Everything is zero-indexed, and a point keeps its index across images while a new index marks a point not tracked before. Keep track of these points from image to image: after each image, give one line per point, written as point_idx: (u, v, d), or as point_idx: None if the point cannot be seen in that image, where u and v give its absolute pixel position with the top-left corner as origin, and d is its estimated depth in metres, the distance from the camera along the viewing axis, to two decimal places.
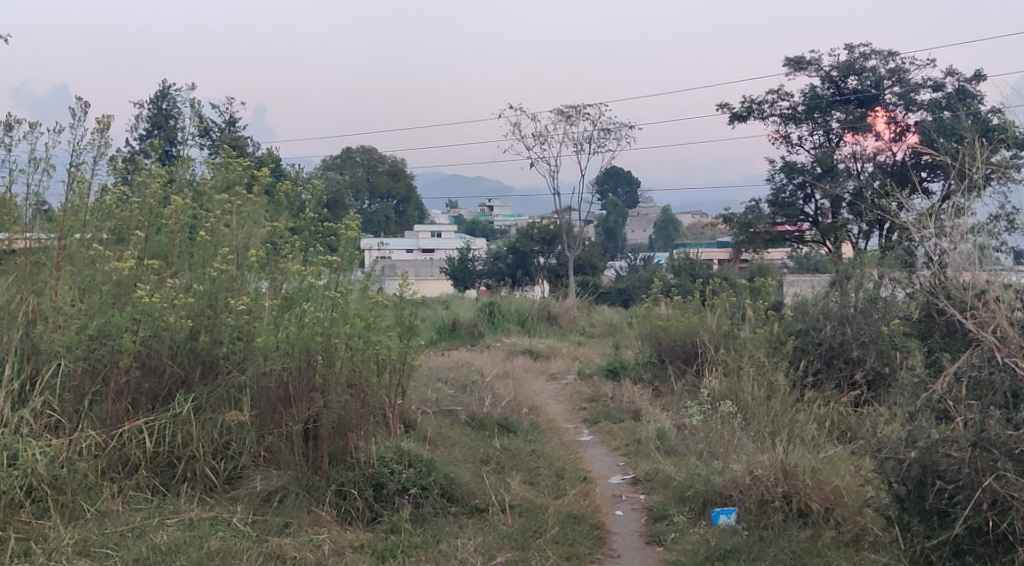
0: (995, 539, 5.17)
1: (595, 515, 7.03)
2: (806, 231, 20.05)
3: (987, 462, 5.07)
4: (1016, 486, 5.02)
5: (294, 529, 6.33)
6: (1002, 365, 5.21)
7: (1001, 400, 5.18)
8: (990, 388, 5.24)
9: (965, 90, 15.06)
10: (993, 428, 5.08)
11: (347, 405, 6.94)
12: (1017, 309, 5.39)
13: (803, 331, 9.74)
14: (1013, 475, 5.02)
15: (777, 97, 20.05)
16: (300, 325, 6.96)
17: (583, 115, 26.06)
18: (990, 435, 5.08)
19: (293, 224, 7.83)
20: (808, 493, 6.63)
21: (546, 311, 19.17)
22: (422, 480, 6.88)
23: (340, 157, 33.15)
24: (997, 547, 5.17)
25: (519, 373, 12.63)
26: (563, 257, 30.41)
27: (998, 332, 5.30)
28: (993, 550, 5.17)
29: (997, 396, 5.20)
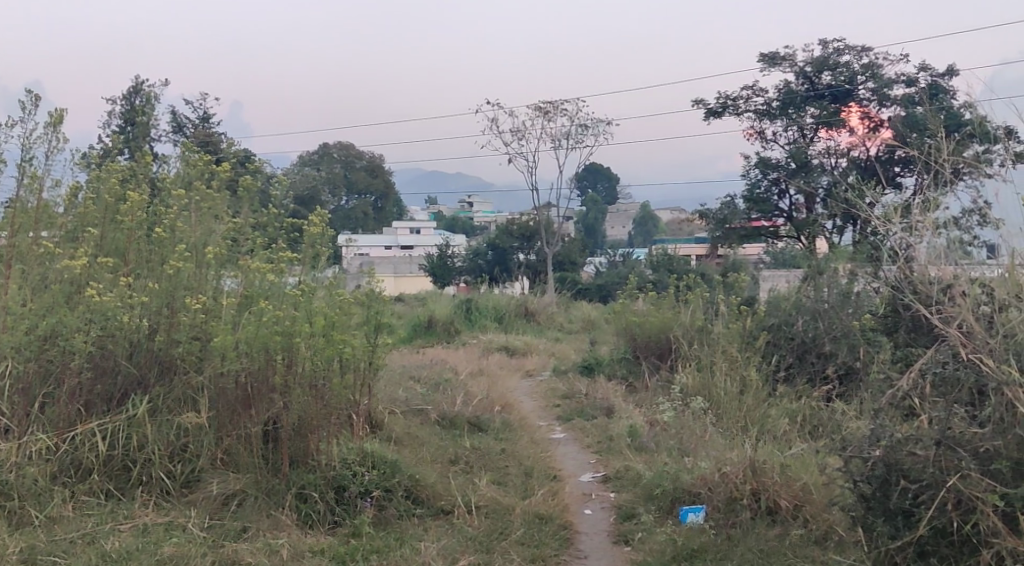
0: (960, 541, 5.03)
1: (562, 515, 6.92)
2: (781, 227, 20.00)
3: (952, 461, 4.95)
4: (982, 486, 4.88)
5: (252, 534, 6.19)
6: (967, 361, 5.08)
7: (966, 397, 5.08)
8: (956, 386, 5.13)
9: (936, 84, 14.94)
10: (958, 426, 4.99)
11: (308, 407, 6.81)
12: (983, 303, 5.22)
13: (776, 326, 9.67)
14: (978, 474, 4.89)
15: (752, 94, 19.97)
16: (257, 324, 6.75)
17: (560, 111, 25.90)
18: (956, 433, 4.99)
19: (256, 220, 7.70)
20: (777, 490, 6.53)
21: (523, 308, 19.07)
22: (386, 482, 6.77)
23: (316, 154, 32.73)
24: (962, 548, 5.03)
25: (492, 371, 12.47)
26: (542, 254, 30.08)
27: (964, 327, 5.12)
28: (957, 550, 5.04)
29: (963, 394, 5.09)
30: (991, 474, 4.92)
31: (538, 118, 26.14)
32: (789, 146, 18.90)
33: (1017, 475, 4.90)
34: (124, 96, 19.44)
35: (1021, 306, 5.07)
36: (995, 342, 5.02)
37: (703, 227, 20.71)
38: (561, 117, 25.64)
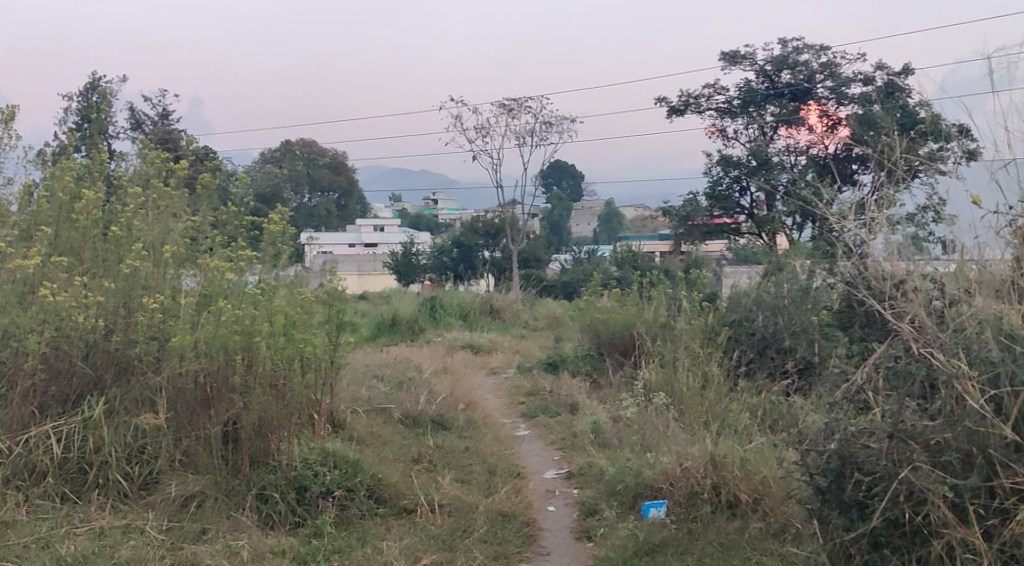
0: (912, 531, 5.05)
1: (525, 512, 6.94)
2: (743, 224, 20.15)
3: (904, 453, 4.95)
4: (932, 478, 4.87)
5: (211, 536, 6.14)
6: (918, 355, 5.04)
7: (919, 391, 5.04)
8: (908, 380, 5.08)
9: (893, 83, 15.06)
10: (910, 418, 4.96)
11: (268, 406, 6.79)
12: (934, 298, 5.22)
13: (737, 322, 9.74)
14: (928, 466, 4.88)
15: (714, 92, 20.09)
16: (216, 322, 6.66)
17: (524, 108, 25.90)
18: (908, 426, 4.95)
19: (214, 218, 7.62)
20: (736, 484, 6.56)
21: (488, 305, 19.10)
22: (348, 482, 6.74)
23: (278, 151, 32.54)
24: (914, 538, 5.05)
25: (457, 368, 12.46)
26: (507, 251, 30.12)
27: (916, 321, 5.12)
28: (910, 541, 5.06)
29: (915, 387, 5.05)
30: (942, 465, 4.91)
31: (501, 115, 26.11)
32: (750, 144, 19.04)
33: (967, 466, 4.87)
34: (79, 92, 19.21)
35: (971, 301, 5.08)
36: (946, 336, 5.02)
37: (666, 223, 20.82)
38: (525, 114, 25.63)
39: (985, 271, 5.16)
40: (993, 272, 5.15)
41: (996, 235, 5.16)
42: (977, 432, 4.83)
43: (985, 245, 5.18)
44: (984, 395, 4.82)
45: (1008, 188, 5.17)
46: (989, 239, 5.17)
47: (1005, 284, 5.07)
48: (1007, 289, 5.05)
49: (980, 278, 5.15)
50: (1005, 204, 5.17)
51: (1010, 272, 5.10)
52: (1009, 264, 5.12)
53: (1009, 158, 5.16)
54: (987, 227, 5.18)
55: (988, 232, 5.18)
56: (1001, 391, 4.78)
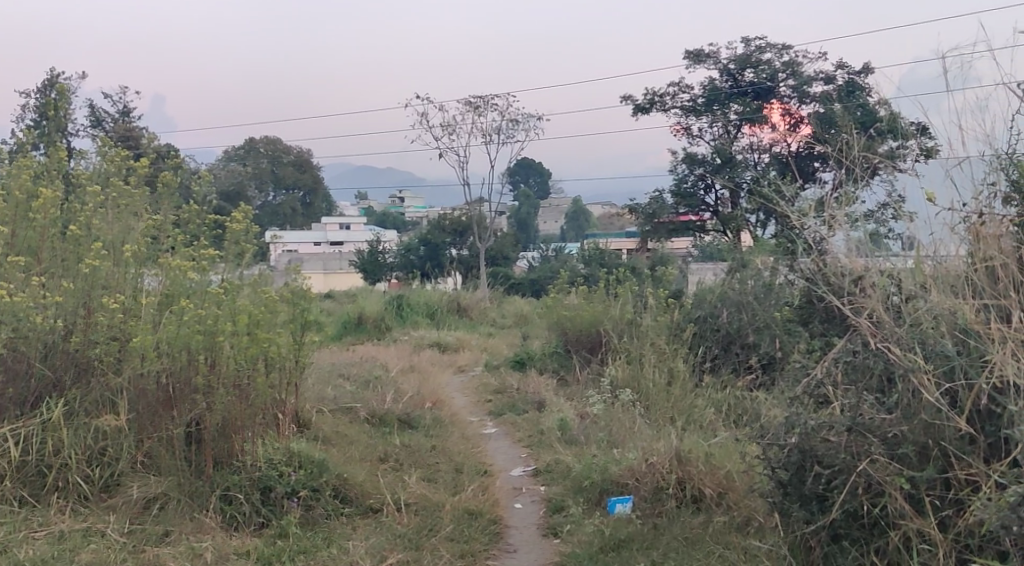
0: (870, 523, 5.11)
1: (491, 509, 6.94)
2: (708, 221, 20.27)
3: (862, 446, 4.98)
4: (890, 470, 4.91)
5: (174, 538, 6.09)
6: (876, 349, 5.05)
7: (876, 385, 5.09)
8: (866, 373, 5.13)
9: (853, 83, 15.19)
10: (868, 412, 4.99)
11: (231, 407, 6.75)
12: (892, 293, 5.21)
13: (702, 318, 9.80)
14: (885, 459, 4.92)
15: (678, 90, 20.15)
16: (177, 322, 6.59)
17: (490, 106, 25.87)
18: (865, 420, 4.98)
19: (176, 217, 7.53)
20: (700, 479, 6.59)
21: (455, 303, 19.08)
22: (313, 482, 6.70)
23: (242, 150, 32.28)
24: (872, 530, 5.11)
25: (424, 367, 12.43)
26: (475, 249, 30.09)
27: (874, 316, 5.11)
28: (868, 532, 5.12)
29: (873, 381, 5.10)
30: (899, 458, 4.93)
31: (468, 113, 26.05)
32: (714, 142, 19.12)
33: (923, 458, 4.91)
34: (37, 90, 18.94)
35: (926, 296, 5.05)
36: (902, 331, 5.00)
37: (633, 221, 20.88)
38: (491, 112, 25.59)
39: (940, 266, 5.14)
40: (948, 268, 5.13)
41: (951, 231, 5.13)
42: (933, 424, 4.86)
43: (939, 241, 5.15)
44: (940, 388, 4.83)
45: (963, 185, 5.13)
46: (943, 235, 5.14)
47: (960, 280, 5.06)
48: (962, 285, 5.04)
49: (935, 273, 5.14)
50: (960, 201, 5.14)
51: (964, 268, 5.08)
52: (964, 260, 5.09)
53: (964, 155, 5.11)
54: (942, 224, 5.15)
55: (943, 228, 5.15)
56: (956, 384, 4.79)
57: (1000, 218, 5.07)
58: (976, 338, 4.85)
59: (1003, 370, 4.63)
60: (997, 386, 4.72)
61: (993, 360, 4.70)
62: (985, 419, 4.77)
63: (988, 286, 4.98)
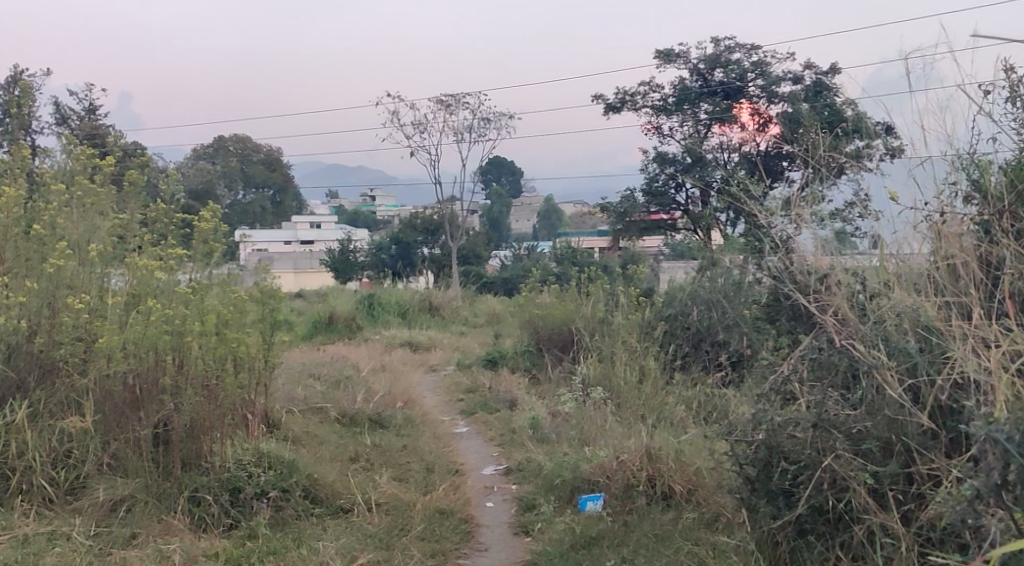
0: (835, 517, 5.13)
1: (462, 509, 6.92)
2: (679, 219, 20.40)
3: (827, 442, 5.01)
4: (853, 465, 4.93)
5: (142, 540, 6.04)
6: (840, 347, 5.05)
7: (841, 382, 5.11)
8: (831, 370, 5.15)
9: (820, 83, 15.30)
10: (832, 408, 5.01)
11: (200, 407, 6.68)
12: (857, 291, 5.23)
13: (673, 316, 9.86)
14: (849, 454, 4.94)
15: (649, 89, 20.20)
16: (144, 322, 6.56)
17: (462, 104, 25.83)
18: (831, 416, 5.01)
19: (143, 215, 7.46)
20: (671, 476, 6.61)
21: (427, 302, 19.04)
22: (283, 483, 6.66)
23: (211, 148, 32.03)
24: (837, 524, 5.13)
25: (395, 366, 12.39)
26: (447, 248, 30.04)
27: (839, 314, 5.12)
28: (833, 527, 5.14)
29: (838, 377, 5.12)
30: (863, 453, 4.97)
31: (439, 111, 26.00)
32: (684, 141, 19.17)
33: (886, 453, 4.94)
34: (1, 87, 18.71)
35: (890, 294, 5.05)
36: (866, 328, 5.02)
37: (604, 220, 20.91)
38: (463, 110, 25.55)
39: (903, 264, 5.15)
40: (911, 265, 5.15)
41: (914, 229, 5.15)
42: (896, 420, 4.90)
43: (902, 239, 5.16)
44: (902, 384, 4.87)
45: (924, 183, 5.17)
46: (906, 233, 5.16)
47: (922, 278, 5.08)
48: (924, 282, 5.06)
49: (898, 272, 5.14)
50: (922, 199, 5.16)
51: (927, 265, 5.10)
52: (926, 258, 5.11)
53: (926, 155, 5.16)
54: (904, 222, 5.17)
55: (905, 226, 5.17)
56: (918, 380, 4.82)
57: (961, 217, 5.08)
58: (938, 335, 4.86)
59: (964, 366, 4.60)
60: (958, 381, 4.72)
61: (954, 356, 4.68)
62: (947, 415, 4.77)
63: (949, 283, 4.99)
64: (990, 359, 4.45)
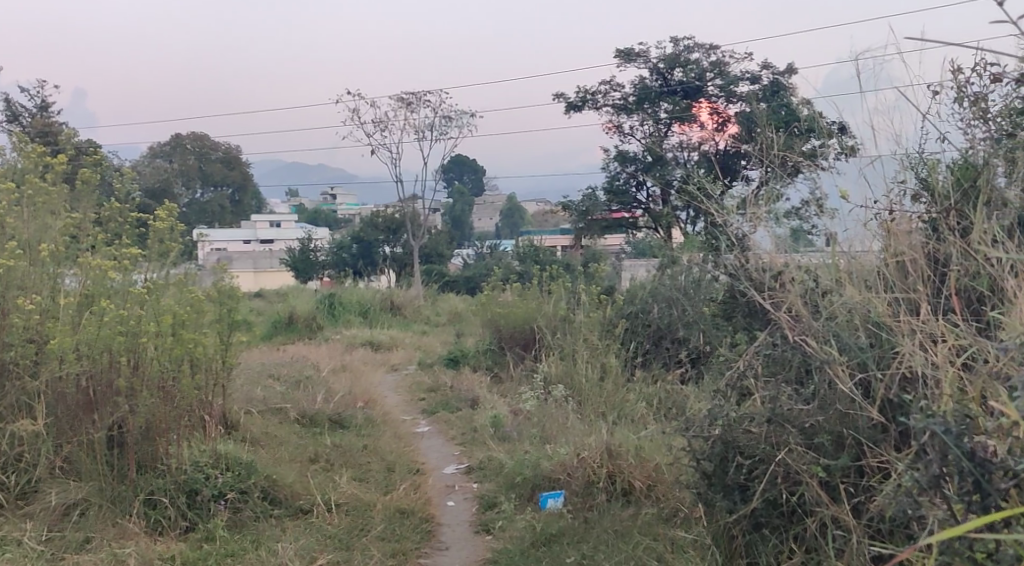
0: (789, 511, 5.15)
1: (423, 508, 6.88)
2: (641, 218, 20.36)
3: (780, 437, 5.02)
4: (806, 459, 4.94)
5: (96, 544, 5.95)
6: (793, 343, 5.00)
7: (794, 378, 5.11)
8: (785, 366, 5.15)
9: (777, 83, 15.39)
10: (786, 403, 5.02)
11: (156, 408, 6.60)
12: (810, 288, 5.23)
13: (634, 313, 9.88)
14: (802, 448, 4.95)
15: (610, 89, 20.22)
16: (98, 323, 6.45)
17: (423, 102, 25.74)
18: (784, 411, 5.01)
19: (97, 215, 7.34)
20: (631, 472, 6.60)
21: (389, 302, 18.95)
22: (240, 484, 6.58)
23: (168, 146, 31.69)
24: (791, 518, 5.15)
25: (356, 366, 12.30)
26: (408, 247, 29.95)
27: (792, 311, 5.11)
28: (787, 520, 5.16)
29: (791, 373, 5.14)
30: (815, 447, 4.98)
31: (400, 109, 25.89)
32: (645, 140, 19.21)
33: (838, 447, 4.94)
34: None
35: (841, 291, 5.05)
36: (819, 324, 4.98)
37: (566, 218, 20.96)
38: (424, 108, 25.47)
39: (854, 262, 5.14)
40: (862, 263, 5.14)
41: (865, 228, 5.18)
42: (848, 415, 4.90)
43: (854, 237, 5.18)
44: (853, 379, 4.86)
45: (875, 182, 5.18)
46: (857, 231, 5.19)
47: (872, 275, 5.06)
48: (874, 279, 5.04)
49: (850, 269, 5.13)
50: (872, 198, 5.18)
51: (877, 263, 5.09)
52: (877, 255, 5.12)
53: (876, 154, 5.14)
54: (855, 220, 5.20)
55: (857, 225, 5.20)
56: (869, 374, 4.78)
57: (910, 216, 5.12)
58: (887, 331, 4.85)
59: (912, 362, 4.57)
60: (906, 374, 4.68)
61: (902, 352, 4.65)
62: (894, 409, 4.72)
63: (899, 280, 4.98)
64: (937, 353, 4.45)
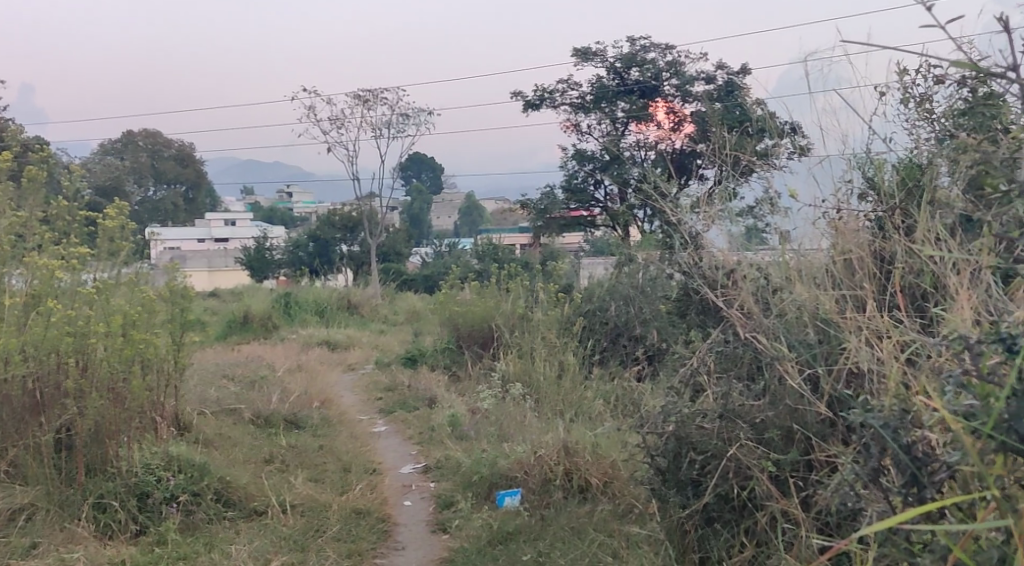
0: (740, 505, 5.13)
1: (379, 508, 6.82)
2: (599, 216, 20.37)
3: (732, 432, 5.04)
4: (756, 454, 4.95)
5: (42, 549, 5.79)
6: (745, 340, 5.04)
7: (745, 374, 5.17)
8: (736, 363, 5.21)
9: (732, 83, 15.44)
10: (736, 399, 5.04)
11: (106, 411, 6.50)
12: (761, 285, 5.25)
13: (592, 311, 9.87)
14: (753, 443, 4.96)
15: (568, 88, 20.21)
16: (45, 325, 6.33)
17: (380, 99, 25.59)
18: (736, 406, 5.06)
19: (44, 213, 7.18)
20: (587, 469, 6.58)
21: (346, 301, 18.81)
22: (193, 486, 6.48)
23: (119, 143, 31.24)
24: (742, 512, 5.14)
25: (312, 366, 12.18)
26: (366, 245, 29.79)
27: (743, 308, 5.14)
28: (739, 515, 5.14)
29: (742, 369, 5.18)
30: (765, 442, 4.98)
31: (356, 107, 25.70)
32: (602, 139, 19.22)
33: (787, 442, 4.95)
34: None
35: (791, 288, 5.06)
36: (770, 322, 5.00)
37: (525, 216, 20.95)
38: (381, 106, 25.32)
39: (804, 260, 5.15)
40: (812, 261, 5.14)
41: (813, 226, 5.16)
42: (797, 410, 4.90)
43: (804, 236, 5.18)
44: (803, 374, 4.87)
45: (823, 181, 5.16)
46: (807, 230, 5.19)
47: (821, 272, 5.05)
48: (823, 277, 5.03)
49: (800, 267, 5.14)
50: (821, 197, 5.15)
51: (826, 261, 5.08)
52: (826, 254, 5.11)
53: (824, 154, 5.12)
54: (804, 219, 5.19)
55: (805, 224, 5.19)
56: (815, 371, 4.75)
57: (857, 215, 5.10)
58: (835, 327, 4.83)
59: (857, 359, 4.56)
60: (852, 370, 4.67)
61: (848, 347, 4.64)
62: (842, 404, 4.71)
63: (846, 278, 4.98)
64: (882, 348, 4.44)
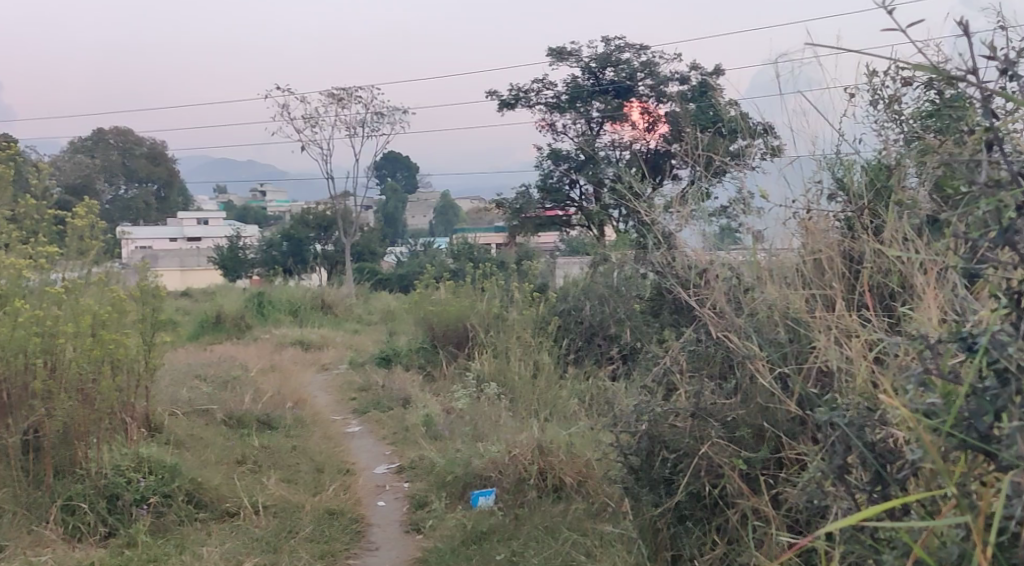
0: (712, 503, 5.14)
1: (352, 508, 6.77)
2: (573, 216, 20.36)
3: (703, 430, 5.01)
4: (728, 452, 4.93)
5: (9, 552, 5.70)
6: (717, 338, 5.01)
7: (717, 374, 5.19)
8: (708, 362, 5.23)
9: (706, 83, 15.46)
10: (708, 397, 5.02)
11: (75, 412, 6.44)
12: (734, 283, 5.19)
13: (567, 311, 9.86)
14: (724, 441, 4.94)
15: (542, 87, 20.20)
16: (12, 323, 6.20)
17: (355, 98, 25.50)
18: (707, 404, 5.01)
19: (12, 211, 7.09)
20: (561, 468, 6.57)
21: (320, 301, 18.72)
22: (164, 488, 6.41)
23: (90, 141, 30.97)
24: (714, 509, 5.15)
25: (286, 366, 12.10)
26: (340, 244, 29.68)
27: (715, 306, 5.15)
28: (710, 513, 5.15)
29: (714, 368, 5.20)
30: (736, 441, 4.98)
31: (331, 106, 25.59)
32: (577, 139, 19.22)
33: (758, 440, 4.97)
34: None
35: (762, 287, 5.05)
36: (741, 320, 4.98)
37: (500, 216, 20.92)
38: (355, 104, 25.23)
39: (775, 259, 5.17)
40: (782, 260, 5.16)
41: (784, 227, 5.20)
42: (768, 408, 4.91)
43: (774, 236, 5.22)
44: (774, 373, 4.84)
45: (794, 181, 5.21)
46: (777, 230, 5.22)
47: (791, 271, 5.07)
48: (793, 276, 5.05)
49: (771, 266, 5.15)
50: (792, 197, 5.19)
51: (797, 260, 5.10)
52: (796, 253, 5.13)
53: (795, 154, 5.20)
54: (774, 219, 5.23)
55: (776, 224, 5.23)
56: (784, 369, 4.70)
57: (825, 215, 5.12)
58: (805, 326, 4.82)
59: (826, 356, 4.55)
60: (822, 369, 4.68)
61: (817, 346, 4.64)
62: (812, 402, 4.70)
63: (816, 277, 5.01)
64: (851, 347, 4.43)
